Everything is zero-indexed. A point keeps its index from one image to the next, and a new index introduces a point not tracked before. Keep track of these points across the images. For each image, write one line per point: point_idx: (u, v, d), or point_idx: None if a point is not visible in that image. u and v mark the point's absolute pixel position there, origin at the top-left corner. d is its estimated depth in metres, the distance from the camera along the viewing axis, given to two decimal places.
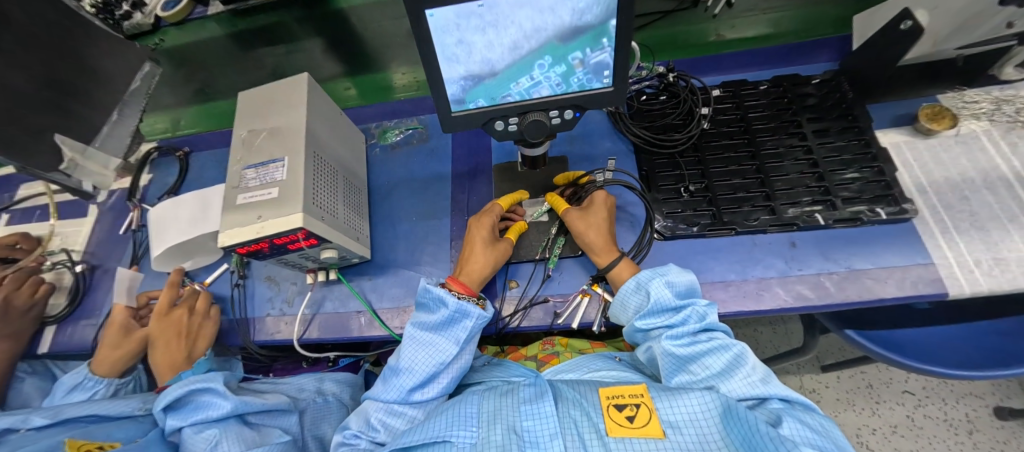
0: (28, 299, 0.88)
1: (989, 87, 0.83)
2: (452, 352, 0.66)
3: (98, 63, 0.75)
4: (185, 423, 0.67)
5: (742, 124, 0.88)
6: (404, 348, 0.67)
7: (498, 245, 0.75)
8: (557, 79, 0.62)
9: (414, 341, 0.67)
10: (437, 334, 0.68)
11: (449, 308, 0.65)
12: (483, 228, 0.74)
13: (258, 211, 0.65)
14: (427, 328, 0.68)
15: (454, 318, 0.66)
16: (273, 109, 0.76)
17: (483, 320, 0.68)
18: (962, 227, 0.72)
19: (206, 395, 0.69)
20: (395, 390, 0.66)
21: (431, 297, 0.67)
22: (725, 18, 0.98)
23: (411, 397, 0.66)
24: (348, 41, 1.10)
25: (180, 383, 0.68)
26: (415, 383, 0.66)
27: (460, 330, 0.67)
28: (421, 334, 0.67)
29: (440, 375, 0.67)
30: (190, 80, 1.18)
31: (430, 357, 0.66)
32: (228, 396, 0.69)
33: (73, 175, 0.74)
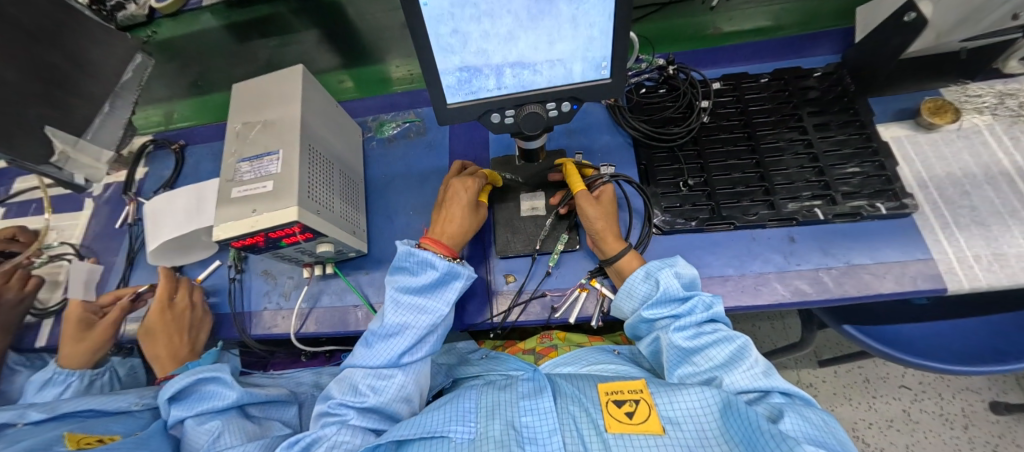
0: (19, 293, 0.87)
1: (991, 81, 0.82)
2: (443, 312, 0.67)
3: (89, 54, 0.74)
4: (189, 414, 0.67)
5: (742, 117, 0.87)
6: (389, 312, 0.66)
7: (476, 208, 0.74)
8: (554, 70, 0.61)
9: (399, 305, 0.66)
10: (424, 296, 0.68)
11: (439, 269, 0.66)
12: (466, 189, 0.73)
13: (252, 204, 0.65)
14: (412, 291, 0.67)
15: (444, 279, 0.68)
16: (267, 101, 0.75)
17: (471, 279, 0.70)
18: (962, 222, 0.72)
19: (211, 385, 0.70)
20: (383, 354, 0.65)
21: (417, 259, 0.67)
22: (723, 11, 0.97)
23: (398, 361, 0.65)
24: (344, 32, 1.09)
25: (187, 373, 0.68)
26: (404, 345, 0.65)
27: (448, 292, 0.68)
28: (407, 297, 0.67)
29: (427, 337, 0.67)
30: (185, 72, 1.17)
31: (420, 319, 0.66)
32: (233, 387, 0.69)
33: (64, 168, 0.73)
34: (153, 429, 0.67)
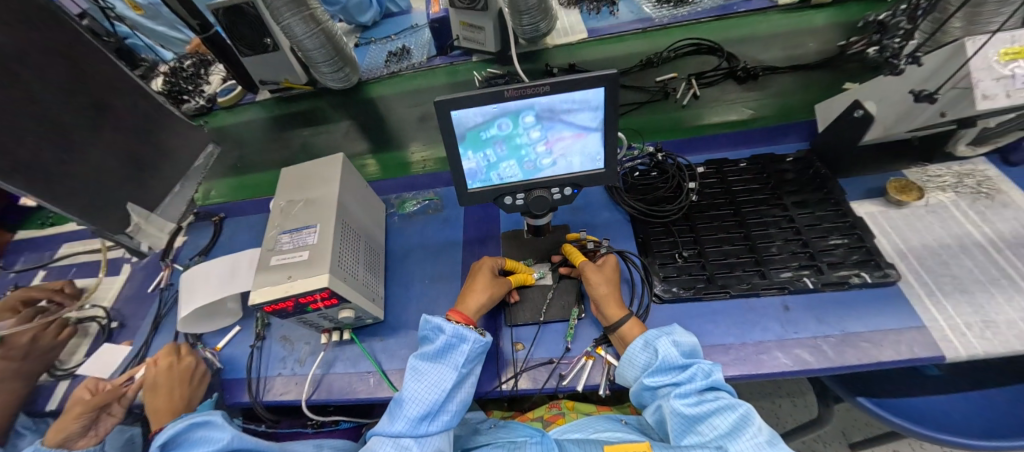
0: (51, 341, 0.97)
1: (949, 163, 0.92)
2: (452, 376, 0.69)
3: (171, 144, 0.88)
4: None
5: (728, 196, 0.96)
6: (407, 379, 0.70)
7: (500, 284, 0.82)
8: (558, 163, 0.72)
9: (416, 372, 0.71)
10: (439, 363, 0.72)
11: (447, 333, 0.71)
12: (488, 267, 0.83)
13: (287, 272, 0.72)
14: (428, 358, 0.72)
15: (451, 344, 0.71)
16: (310, 182, 0.87)
17: (481, 344, 0.72)
18: (946, 290, 0.76)
19: (203, 431, 0.70)
20: (399, 423, 0.67)
21: (431, 326, 0.74)
22: (694, 107, 1.15)
23: (418, 430, 0.66)
24: (376, 123, 1.26)
25: (180, 420, 0.70)
26: (420, 413, 0.67)
27: (458, 356, 0.71)
28: (424, 365, 0.71)
29: (445, 406, 0.69)
30: (233, 155, 1.33)
31: (432, 384, 0.69)
32: (226, 429, 0.70)
33: (134, 236, 0.82)
34: None
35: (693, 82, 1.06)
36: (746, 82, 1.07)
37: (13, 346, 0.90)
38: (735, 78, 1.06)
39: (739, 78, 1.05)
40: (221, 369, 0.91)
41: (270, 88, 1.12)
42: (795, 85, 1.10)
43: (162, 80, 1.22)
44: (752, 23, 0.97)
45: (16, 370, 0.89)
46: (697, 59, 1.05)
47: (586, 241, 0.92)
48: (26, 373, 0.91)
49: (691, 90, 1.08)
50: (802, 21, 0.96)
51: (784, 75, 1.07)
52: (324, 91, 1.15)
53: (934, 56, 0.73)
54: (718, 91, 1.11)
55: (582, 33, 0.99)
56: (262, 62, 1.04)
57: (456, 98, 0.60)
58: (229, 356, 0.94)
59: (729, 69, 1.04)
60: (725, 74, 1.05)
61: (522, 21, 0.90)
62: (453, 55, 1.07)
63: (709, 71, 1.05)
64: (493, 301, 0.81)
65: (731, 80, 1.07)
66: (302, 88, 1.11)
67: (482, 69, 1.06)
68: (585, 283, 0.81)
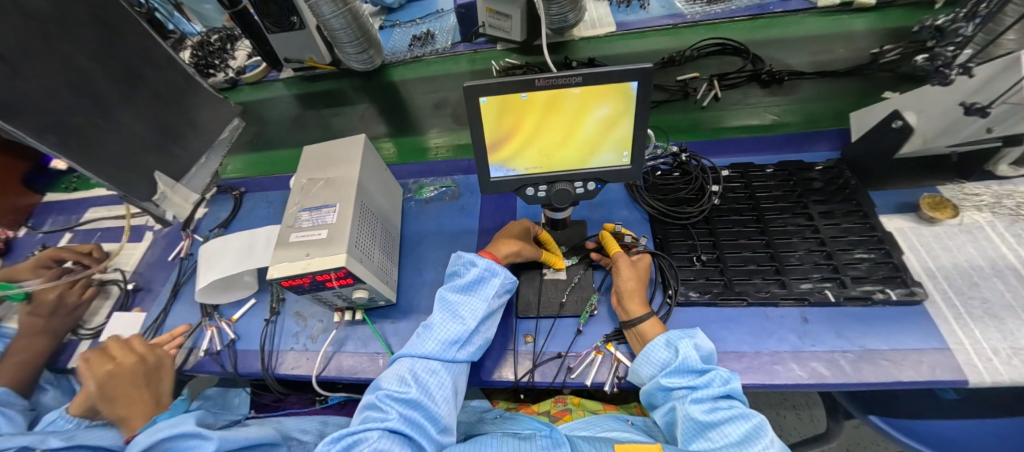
0: (76, 300, 1.00)
1: (987, 181, 0.89)
2: (484, 306, 0.73)
3: (200, 115, 0.89)
4: None
5: (751, 201, 0.94)
6: (438, 309, 0.74)
7: (531, 244, 0.86)
8: (585, 157, 0.72)
9: (446, 302, 0.75)
10: (469, 296, 0.76)
11: (480, 266, 0.76)
12: (522, 223, 0.88)
13: (306, 249, 0.73)
14: (458, 290, 0.76)
15: (484, 277, 0.76)
16: (331, 162, 0.87)
17: (510, 281, 0.78)
18: (975, 313, 0.74)
19: (185, 440, 0.66)
20: (429, 346, 0.70)
21: (463, 261, 0.79)
22: (714, 109, 1.13)
23: (448, 355, 0.69)
24: (396, 107, 1.26)
25: (152, 435, 0.65)
26: (452, 338, 0.70)
27: (489, 290, 0.76)
28: (454, 296, 0.76)
29: (473, 337, 0.72)
30: (256, 132, 1.35)
31: (464, 313, 0.73)
32: (205, 435, 0.67)
33: (161, 205, 0.83)
34: None
35: (716, 83, 1.04)
36: (770, 86, 1.05)
37: (40, 303, 0.94)
38: (759, 81, 1.04)
39: (763, 81, 1.03)
40: (235, 339, 0.93)
41: (296, 66, 1.12)
42: (823, 93, 1.07)
43: (190, 53, 1.23)
44: (788, 25, 0.94)
45: (43, 326, 0.93)
46: (720, 60, 1.03)
47: (624, 234, 0.90)
48: (53, 330, 0.94)
49: (712, 91, 1.05)
50: (842, 25, 0.92)
51: (811, 81, 1.04)
52: (347, 72, 1.14)
53: (989, 65, 0.70)
54: (740, 94, 1.09)
55: (610, 26, 0.96)
56: (288, 40, 1.04)
57: (487, 85, 0.59)
58: (244, 328, 0.96)
59: (753, 72, 1.01)
60: (749, 77, 1.02)
61: (551, 10, 0.88)
62: (478, 42, 1.06)
63: (732, 73, 1.03)
64: (521, 256, 0.84)
65: (754, 83, 1.04)
66: (326, 68, 1.11)
67: (503, 58, 1.05)
68: (614, 274, 0.80)
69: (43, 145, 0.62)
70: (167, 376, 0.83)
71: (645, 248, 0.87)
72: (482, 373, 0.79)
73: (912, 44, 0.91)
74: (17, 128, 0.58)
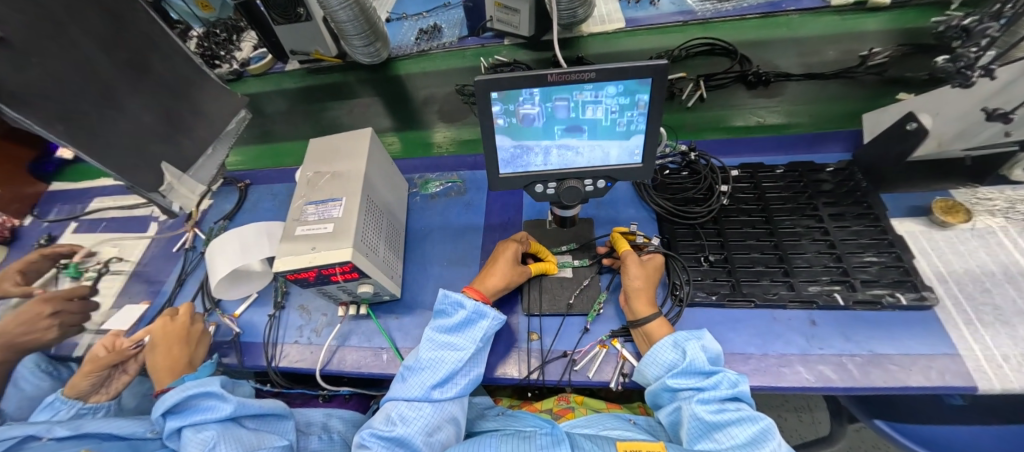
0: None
1: (1001, 186, 0.87)
2: (469, 349, 0.71)
3: (208, 106, 0.88)
4: (186, 424, 0.69)
5: (760, 202, 0.93)
6: (424, 348, 0.72)
7: (518, 273, 0.82)
8: (599, 153, 0.71)
9: (433, 344, 0.72)
10: (455, 337, 0.73)
11: (467, 309, 0.72)
12: (512, 250, 0.81)
13: (311, 242, 0.72)
14: (446, 330, 0.73)
15: (471, 319, 0.73)
16: (337, 155, 0.87)
17: (499, 322, 0.74)
18: (986, 320, 0.73)
19: (206, 399, 0.72)
20: (414, 388, 0.69)
21: (450, 301, 0.74)
22: (698, 110, 1.11)
23: (432, 396, 0.69)
24: (401, 102, 1.25)
25: (178, 389, 0.70)
26: (436, 381, 0.69)
27: (476, 332, 0.73)
28: (441, 337, 0.73)
29: (459, 376, 0.71)
30: (262, 125, 1.35)
31: (449, 356, 0.71)
32: (229, 400, 0.72)
33: (168, 196, 0.82)
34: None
35: (701, 84, 1.02)
36: (756, 88, 1.03)
37: None
38: (745, 83, 1.02)
39: (749, 82, 1.01)
40: (239, 333, 0.94)
41: (301, 59, 1.12)
42: (810, 94, 1.05)
43: (194, 43, 1.22)
44: (788, 25, 0.92)
45: None
46: (708, 60, 1.01)
47: (635, 234, 0.89)
48: None
49: (698, 92, 1.04)
50: (854, 26, 0.90)
51: (797, 84, 1.03)
52: (353, 65, 1.14)
53: (1009, 69, 0.70)
54: (727, 96, 1.07)
55: (619, 22, 0.95)
56: (294, 32, 1.03)
57: (497, 78, 0.58)
58: (247, 322, 0.96)
59: (740, 73, 1.00)
60: (736, 78, 1.01)
61: (560, 5, 0.86)
62: (485, 37, 1.05)
63: (719, 73, 1.01)
64: (506, 291, 0.81)
65: (741, 84, 1.03)
66: (332, 61, 1.11)
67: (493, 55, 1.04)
68: (626, 270, 0.79)
69: (51, 134, 0.62)
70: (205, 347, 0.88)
71: (657, 249, 0.86)
72: (487, 370, 0.78)
73: (900, 46, 0.91)
74: (24, 116, 0.58)
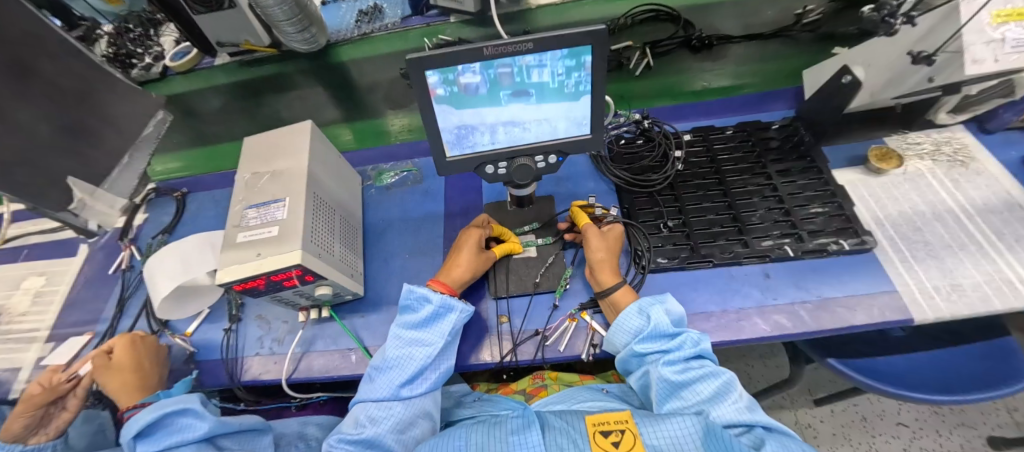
0: None
1: (928, 131, 0.93)
2: (438, 343, 0.69)
3: (114, 111, 0.79)
4: (158, 448, 0.65)
5: (713, 165, 0.95)
6: (391, 347, 0.70)
7: (482, 259, 0.80)
8: (547, 128, 0.69)
9: (400, 341, 0.71)
10: (423, 332, 0.71)
11: (434, 303, 0.71)
12: (472, 238, 0.80)
13: (256, 249, 0.68)
14: (413, 326, 0.72)
15: (439, 313, 0.71)
16: (276, 153, 0.81)
17: (468, 313, 0.73)
18: (919, 256, 0.78)
19: (183, 418, 0.67)
20: (382, 388, 0.67)
21: (415, 296, 0.72)
22: (648, 78, 1.11)
23: (402, 394, 0.68)
24: (348, 91, 1.18)
25: (155, 407, 0.66)
26: (405, 378, 0.68)
27: (445, 325, 0.71)
28: (408, 333, 0.71)
29: (429, 371, 0.70)
30: (195, 127, 1.24)
31: (417, 352, 0.69)
32: (207, 418, 0.67)
33: (81, 214, 0.74)
34: None
35: (648, 51, 1.02)
36: (700, 52, 1.04)
37: None
38: (690, 48, 1.03)
39: (694, 47, 1.02)
40: (194, 352, 0.88)
41: (229, 51, 1.03)
42: (752, 52, 1.06)
43: (102, 41, 1.09)
44: None
45: None
46: (652, 27, 0.99)
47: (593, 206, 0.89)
48: None
49: (645, 60, 1.03)
50: None
51: (739, 45, 1.04)
52: (288, 55, 1.06)
53: (929, 16, 0.70)
54: (674, 61, 1.08)
55: None
56: (219, 21, 0.93)
57: (423, 57, 0.55)
58: (202, 339, 0.90)
59: (684, 38, 1.00)
60: (680, 43, 1.01)
61: None
62: (429, 16, 1.00)
63: (664, 40, 1.01)
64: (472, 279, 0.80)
65: (685, 49, 1.04)
66: (265, 51, 1.03)
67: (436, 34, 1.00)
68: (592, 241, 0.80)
69: None
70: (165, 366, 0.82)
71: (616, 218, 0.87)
72: (459, 359, 0.77)
73: (831, 2, 0.94)
74: None
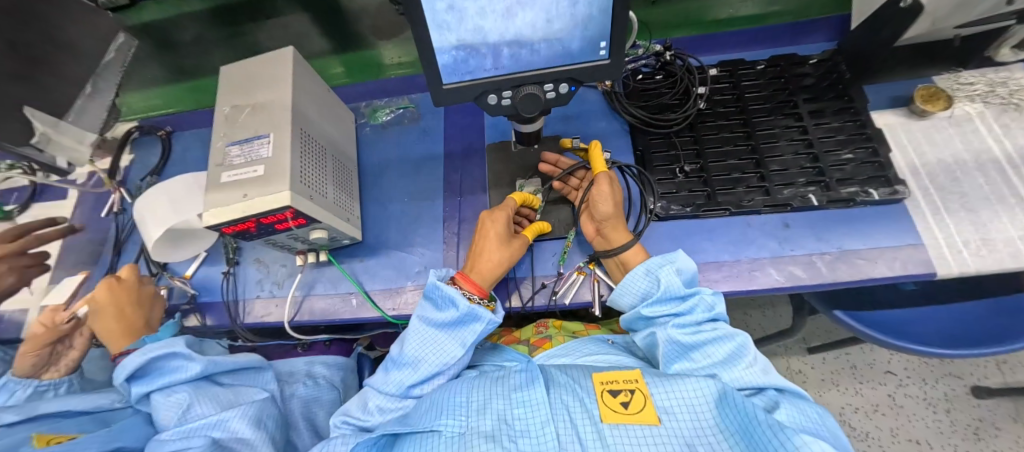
0: None
1: (983, 69, 0.83)
2: (458, 352, 0.65)
3: (68, 32, 0.69)
4: (153, 389, 0.65)
5: (739, 104, 0.87)
6: (407, 341, 0.67)
7: (515, 244, 0.71)
8: (558, 49, 0.61)
9: (418, 338, 0.66)
10: (444, 335, 0.67)
11: (459, 311, 0.64)
12: (499, 222, 0.71)
13: (242, 189, 0.63)
14: (433, 326, 0.67)
15: (464, 321, 0.65)
16: (257, 83, 0.73)
17: (494, 323, 0.67)
18: (952, 208, 0.73)
19: (171, 361, 0.67)
20: (393, 384, 0.66)
21: (442, 298, 0.66)
22: (667, 4, 0.98)
23: (411, 390, 0.66)
24: (335, 16, 1.06)
25: (138, 352, 0.64)
26: (417, 379, 0.65)
27: (468, 333, 0.66)
28: (427, 332, 0.67)
29: (443, 371, 0.67)
30: (172, 58, 1.15)
31: (434, 356, 0.65)
32: (196, 360, 0.67)
33: (45, 149, 0.70)
34: (130, 422, 0.66)
35: None
36: None
37: None
38: None
39: None
40: (195, 294, 0.87)
41: None
42: None
43: None
44: None
45: None
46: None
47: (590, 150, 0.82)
48: None
49: None
50: None
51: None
52: None
53: None
54: None
55: None
56: None
57: None
58: (202, 282, 0.89)
59: None
60: None
61: None
62: None
63: None
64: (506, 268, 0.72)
65: None
66: None
67: None
68: (597, 195, 0.71)
69: None
70: (159, 306, 0.82)
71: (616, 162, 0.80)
72: None
73: None
74: None
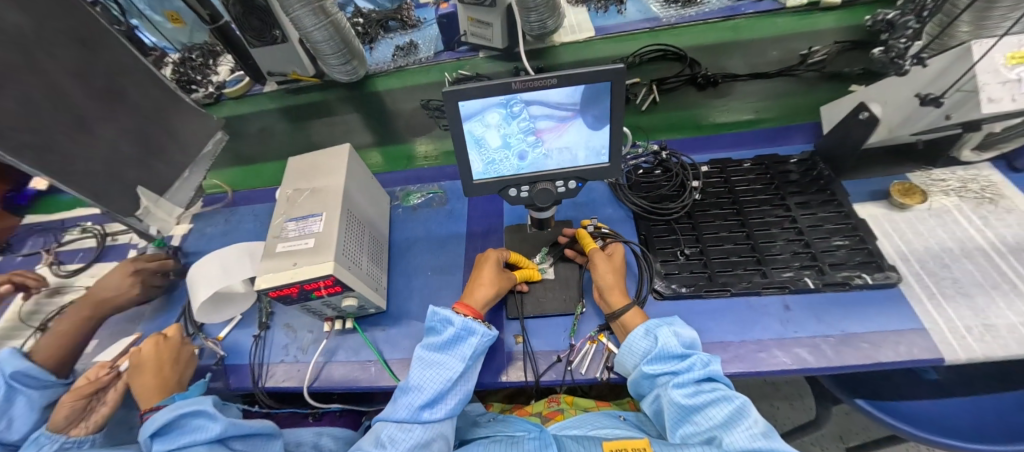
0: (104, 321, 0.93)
1: (953, 168, 0.93)
2: (458, 367, 0.71)
3: (182, 131, 0.89)
4: (172, 447, 0.68)
5: (731, 195, 0.97)
6: (415, 368, 0.73)
7: (505, 278, 0.83)
8: (569, 156, 0.74)
9: (423, 362, 0.73)
10: (446, 355, 0.74)
11: (455, 326, 0.73)
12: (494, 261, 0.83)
13: (293, 258, 0.73)
14: (435, 348, 0.74)
15: (460, 336, 0.73)
16: (316, 172, 0.88)
17: (488, 337, 0.75)
18: (948, 293, 0.76)
19: (196, 419, 0.71)
20: (403, 409, 0.69)
21: (439, 318, 0.75)
22: (656, 112, 1.15)
23: (421, 416, 0.69)
24: (381, 117, 1.26)
25: (170, 409, 0.70)
26: (424, 401, 0.69)
27: (466, 347, 0.73)
28: (431, 356, 0.74)
29: (450, 395, 0.71)
30: (244, 148, 1.36)
31: (438, 375, 0.71)
32: (218, 420, 0.70)
33: (144, 220, 0.83)
34: None
35: (654, 88, 1.06)
36: (705, 89, 1.08)
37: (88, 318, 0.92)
38: (696, 85, 1.07)
39: (699, 84, 1.06)
40: (224, 356, 0.93)
41: (279, 80, 1.13)
42: (760, 92, 1.09)
43: (171, 71, 1.21)
44: (747, 29, 0.96)
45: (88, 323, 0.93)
46: (660, 66, 1.04)
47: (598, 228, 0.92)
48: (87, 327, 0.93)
49: (651, 96, 1.08)
50: (810, 24, 0.94)
51: (745, 84, 1.07)
52: (330, 84, 1.15)
53: (940, 58, 0.74)
54: (680, 98, 1.11)
55: (589, 32, 0.98)
56: (271, 54, 1.04)
57: (463, 88, 0.61)
58: (232, 344, 0.95)
59: (690, 76, 1.04)
60: (686, 81, 1.05)
61: (530, 17, 0.90)
62: (460, 51, 1.08)
63: (671, 77, 1.05)
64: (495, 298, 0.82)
65: (691, 86, 1.07)
66: (310, 81, 1.12)
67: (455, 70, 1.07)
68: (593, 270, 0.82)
69: (24, 163, 0.61)
70: (192, 367, 0.87)
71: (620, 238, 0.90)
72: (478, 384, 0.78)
73: (837, 43, 0.97)
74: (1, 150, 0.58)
